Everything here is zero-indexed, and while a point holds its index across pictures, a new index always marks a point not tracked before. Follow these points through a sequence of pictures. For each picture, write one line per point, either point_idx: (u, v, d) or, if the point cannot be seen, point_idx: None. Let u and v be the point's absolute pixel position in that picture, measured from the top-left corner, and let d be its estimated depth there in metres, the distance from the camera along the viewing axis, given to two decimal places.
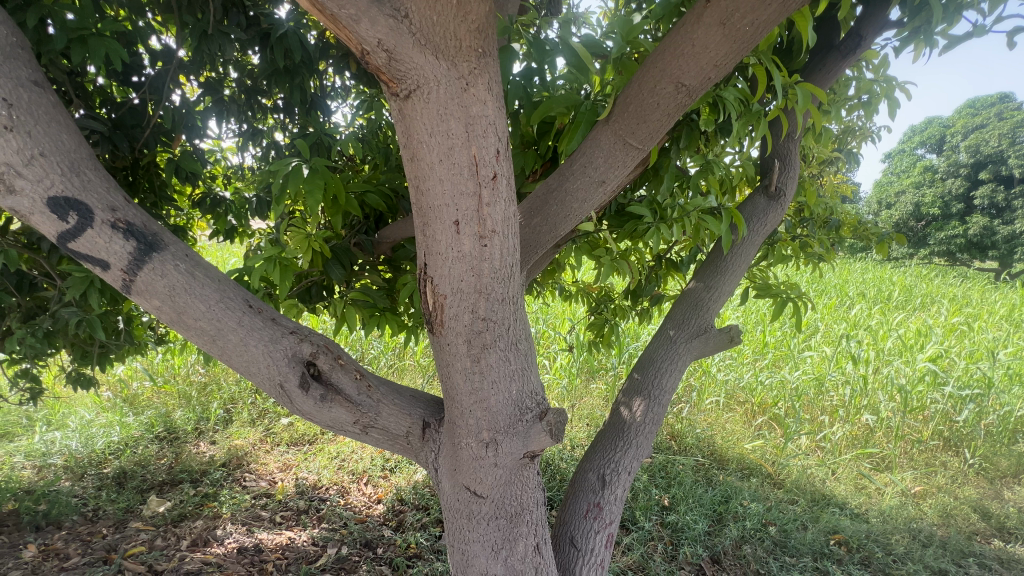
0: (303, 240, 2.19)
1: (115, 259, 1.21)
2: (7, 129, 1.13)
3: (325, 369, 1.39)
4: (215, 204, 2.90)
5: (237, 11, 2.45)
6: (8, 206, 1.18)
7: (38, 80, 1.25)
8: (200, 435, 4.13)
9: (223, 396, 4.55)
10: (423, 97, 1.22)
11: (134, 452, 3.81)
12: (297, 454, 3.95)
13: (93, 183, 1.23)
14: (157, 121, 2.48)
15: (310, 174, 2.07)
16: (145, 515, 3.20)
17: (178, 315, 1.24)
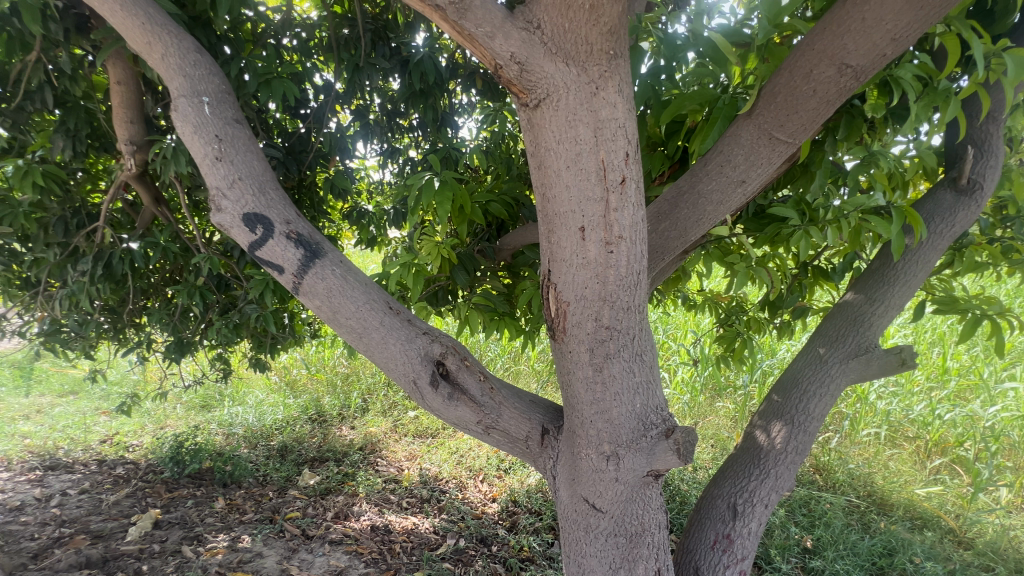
0: (433, 247, 2.37)
1: (288, 265, 1.39)
2: (219, 159, 1.40)
3: (452, 369, 1.46)
4: (360, 216, 3.28)
5: (383, 44, 2.76)
6: (215, 222, 1.43)
7: (240, 118, 1.53)
8: (343, 420, 4.70)
9: (362, 387, 5.13)
10: (552, 105, 1.23)
11: (293, 429, 4.45)
12: (421, 445, 4.29)
13: (274, 201, 1.44)
14: (318, 146, 2.89)
15: (441, 186, 2.23)
16: (300, 485, 3.69)
17: (333, 314, 1.40)
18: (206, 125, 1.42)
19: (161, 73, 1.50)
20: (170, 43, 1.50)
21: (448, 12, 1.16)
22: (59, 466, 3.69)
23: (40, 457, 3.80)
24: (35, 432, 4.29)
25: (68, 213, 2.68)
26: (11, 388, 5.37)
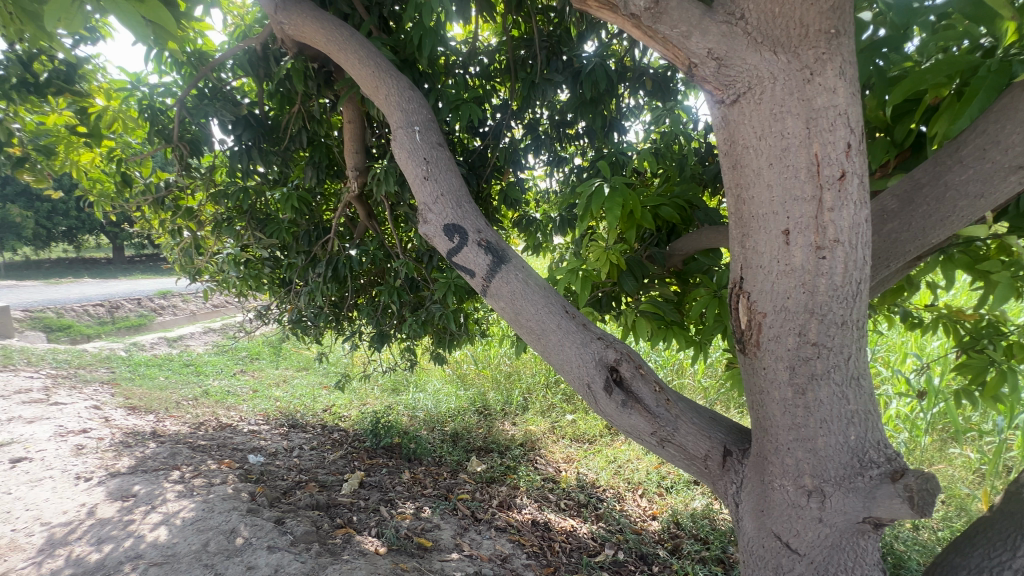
0: (601, 253, 2.38)
1: (478, 270, 1.55)
2: (427, 179, 1.64)
3: (627, 376, 1.44)
4: (528, 224, 3.48)
5: (557, 58, 2.89)
6: (421, 232, 1.66)
7: (442, 142, 1.75)
8: (505, 415, 5.04)
9: (523, 385, 5.45)
10: (755, 99, 1.13)
11: (463, 419, 4.90)
12: (578, 450, 4.37)
13: (468, 212, 1.62)
14: (494, 161, 3.15)
15: (611, 192, 2.23)
16: (469, 470, 4.01)
17: (515, 315, 1.51)
18: (418, 150, 1.67)
19: (384, 110, 1.82)
20: (391, 85, 1.81)
21: (643, 18, 1.17)
22: (297, 425, 4.70)
23: (286, 416, 4.90)
24: (282, 396, 5.56)
25: (311, 227, 3.41)
26: (269, 362, 7.08)
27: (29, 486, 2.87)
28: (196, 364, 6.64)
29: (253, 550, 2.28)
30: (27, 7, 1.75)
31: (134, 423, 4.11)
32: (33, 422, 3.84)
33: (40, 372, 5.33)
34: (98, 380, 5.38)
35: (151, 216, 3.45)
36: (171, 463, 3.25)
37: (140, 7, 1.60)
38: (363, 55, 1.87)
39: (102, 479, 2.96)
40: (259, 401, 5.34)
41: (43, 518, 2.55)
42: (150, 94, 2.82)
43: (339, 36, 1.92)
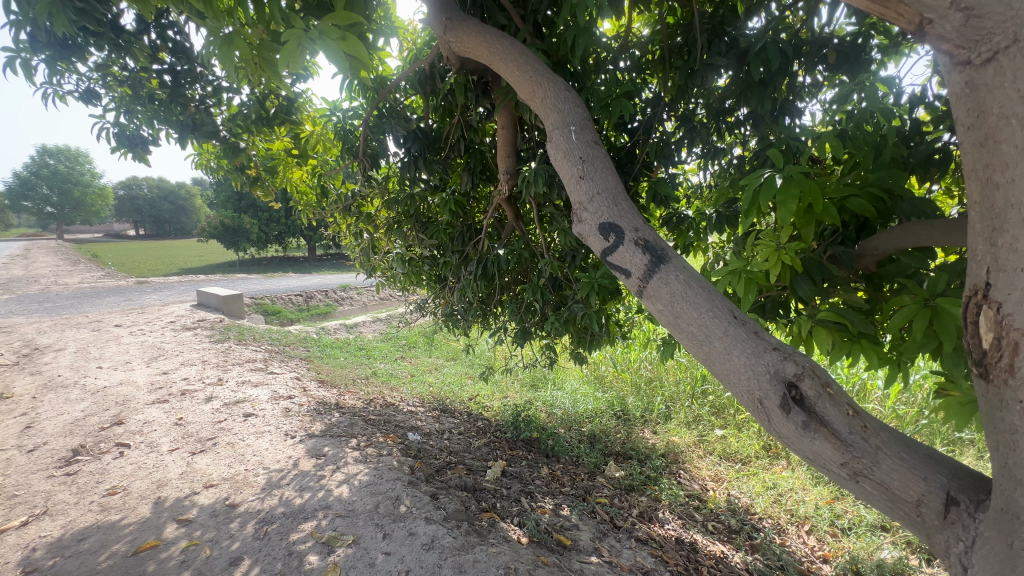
0: (771, 253, 2.11)
1: (635, 269, 1.49)
2: (583, 178, 1.63)
3: (809, 395, 1.25)
4: (679, 222, 3.19)
5: (720, 40, 2.64)
6: (576, 231, 1.66)
7: (599, 140, 1.74)
8: (645, 422, 4.84)
9: (665, 393, 5.20)
10: (1021, 53, 0.97)
11: (601, 421, 4.82)
12: (729, 469, 4.02)
13: (625, 210, 1.57)
14: (644, 157, 3.01)
15: (785, 184, 1.96)
16: (607, 475, 3.91)
17: (675, 318, 1.42)
18: (574, 150, 1.67)
19: (540, 112, 1.86)
20: (548, 88, 1.84)
21: None
22: (447, 410, 5.14)
23: (438, 401, 5.40)
24: (435, 382, 6.14)
25: (465, 228, 3.68)
26: (423, 350, 7.89)
27: (255, 436, 3.63)
28: (367, 348, 7.72)
29: (414, 518, 2.55)
30: (268, 56, 2.20)
31: (323, 395, 4.93)
32: (257, 386, 4.85)
33: (261, 347, 6.72)
34: (298, 356, 6.57)
35: (340, 221, 4.08)
36: (350, 432, 3.81)
37: (342, 44, 1.90)
38: (522, 61, 1.94)
39: (302, 438, 3.60)
40: (416, 385, 5.97)
41: (265, 463, 3.20)
42: (343, 118, 3.34)
43: (500, 46, 2.02)
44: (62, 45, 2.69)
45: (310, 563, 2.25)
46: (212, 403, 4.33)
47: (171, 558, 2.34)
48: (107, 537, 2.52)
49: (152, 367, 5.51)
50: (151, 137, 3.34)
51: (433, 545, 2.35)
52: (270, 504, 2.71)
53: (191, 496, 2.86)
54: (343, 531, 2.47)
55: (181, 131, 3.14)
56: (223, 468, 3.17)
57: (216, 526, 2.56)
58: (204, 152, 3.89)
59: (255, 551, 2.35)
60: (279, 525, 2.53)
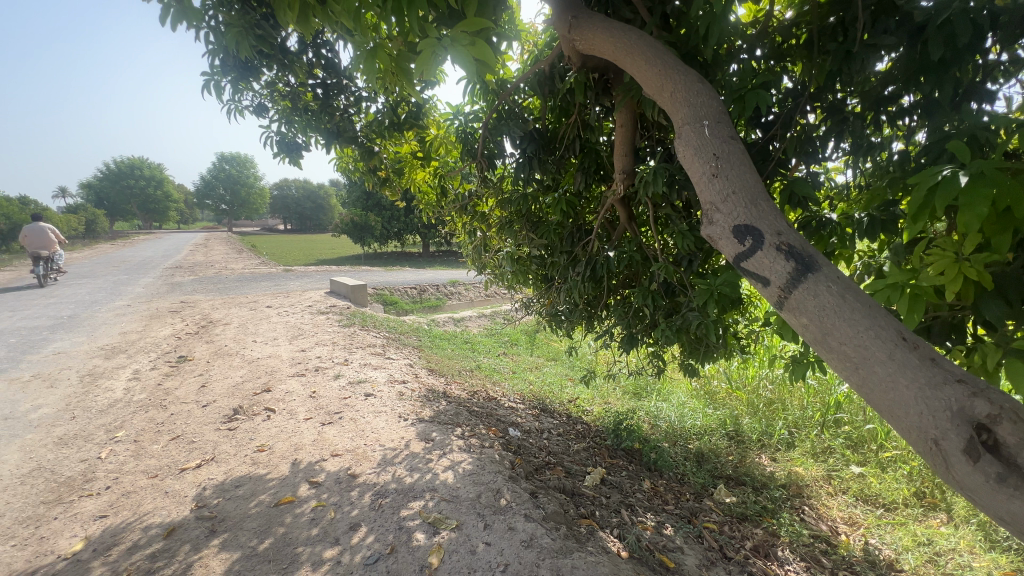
0: (948, 265, 1.75)
1: (775, 278, 1.34)
2: (717, 176, 1.50)
3: (1007, 442, 1.05)
4: (820, 226, 2.61)
5: (887, 17, 2.27)
6: (706, 233, 1.54)
7: (736, 135, 1.59)
8: (762, 447, 4.39)
9: (788, 418, 4.67)
10: None
11: (710, 440, 4.46)
12: (868, 515, 3.46)
13: (766, 212, 1.42)
14: (780, 154, 2.70)
15: (975, 182, 1.61)
16: (716, 498, 3.60)
17: (823, 335, 1.24)
18: (707, 145, 1.54)
19: (670, 108, 1.75)
20: (679, 80, 1.72)
21: None
22: (546, 409, 5.16)
23: (538, 400, 5.44)
24: (535, 381, 6.21)
25: (575, 229, 3.62)
26: (525, 348, 8.03)
27: (374, 415, 3.98)
28: (472, 342, 8.06)
29: (513, 513, 2.59)
30: (405, 66, 2.36)
31: (432, 382, 5.25)
32: (376, 369, 5.31)
33: (381, 333, 7.36)
34: (411, 344, 7.08)
35: (456, 220, 4.28)
36: (456, 421, 4.00)
37: (472, 49, 1.98)
38: (651, 54, 1.84)
39: (414, 421, 3.86)
40: (517, 382, 6.09)
41: (381, 441, 3.48)
42: (464, 122, 3.49)
43: (626, 40, 1.93)
44: (244, 67, 3.18)
45: (417, 541, 2.40)
46: (339, 380, 4.84)
47: (304, 514, 2.65)
48: (256, 487, 2.94)
49: (294, 344, 6.32)
50: (305, 143, 3.81)
51: (532, 543, 2.36)
52: (385, 479, 2.94)
53: (320, 462, 3.21)
54: (448, 514, 2.58)
55: (328, 137, 3.54)
56: (346, 440, 3.52)
57: (340, 492, 2.84)
58: (344, 157, 4.35)
59: (371, 520, 2.57)
60: (392, 500, 2.73)
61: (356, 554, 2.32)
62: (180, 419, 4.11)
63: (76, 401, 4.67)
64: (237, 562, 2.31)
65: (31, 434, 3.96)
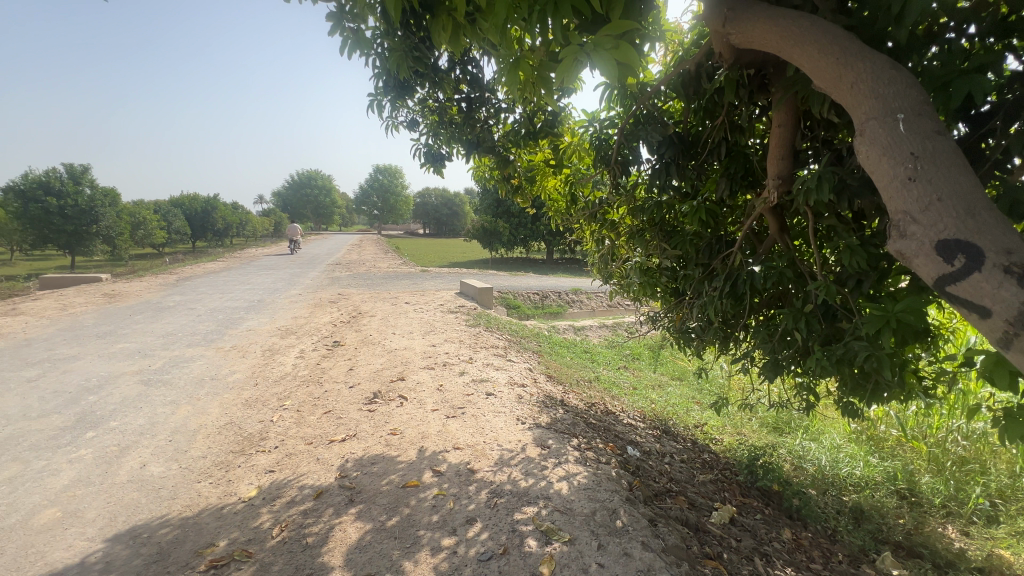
0: None
1: (1000, 308, 1.12)
2: (913, 180, 1.24)
3: None
4: None
5: None
6: (895, 249, 1.31)
7: (943, 130, 1.29)
8: (949, 516, 3.54)
9: (990, 485, 3.70)
10: None
11: (874, 495, 3.73)
12: None
13: (987, 225, 1.15)
14: (999, 155, 2.13)
15: None
16: (879, 568, 2.98)
17: None
18: (901, 144, 1.28)
19: (849, 103, 1.49)
20: (865, 69, 1.45)
21: None
22: (669, 432, 4.82)
23: (659, 420, 5.12)
24: (658, 400, 5.86)
25: (714, 240, 3.30)
26: (647, 364, 7.64)
27: (493, 414, 4.11)
28: (592, 353, 7.92)
29: (629, 538, 2.45)
30: (545, 75, 2.42)
31: (550, 389, 5.27)
32: (498, 370, 5.50)
33: (503, 336, 7.63)
34: (532, 349, 7.20)
35: (584, 227, 4.22)
36: (573, 431, 3.94)
37: (615, 53, 1.93)
38: (826, 41, 1.57)
39: (531, 426, 3.90)
40: (638, 398, 5.80)
41: (499, 440, 3.58)
42: (600, 128, 3.43)
43: (795, 28, 1.67)
44: (402, 86, 3.54)
45: (529, 547, 2.39)
46: (464, 377, 5.12)
47: (426, 500, 2.82)
48: (388, 467, 3.23)
49: (426, 339, 6.86)
50: (448, 154, 4.11)
51: None
52: (501, 479, 3.01)
53: (443, 452, 3.41)
54: (561, 526, 2.54)
55: (469, 148, 3.77)
56: (467, 435, 3.68)
57: (459, 484, 2.98)
58: (481, 166, 4.59)
59: (486, 517, 2.64)
60: (507, 501, 2.77)
61: (471, 548, 2.40)
62: (331, 396, 4.71)
63: (259, 371, 5.65)
64: (369, 533, 2.54)
65: (228, 394, 4.88)
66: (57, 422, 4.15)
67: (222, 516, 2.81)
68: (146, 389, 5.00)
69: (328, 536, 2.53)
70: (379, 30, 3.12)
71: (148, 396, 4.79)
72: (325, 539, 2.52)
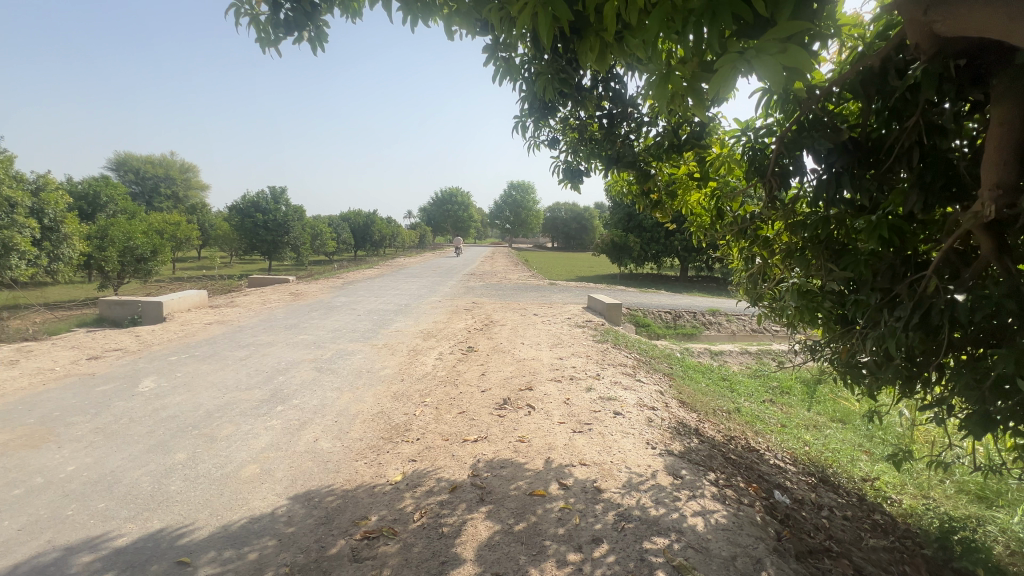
0: None
1: None
2: None
3: None
4: None
5: None
6: None
7: None
8: None
9: None
10: None
11: None
12: None
13: None
14: None
15: None
16: None
17: None
18: None
19: None
20: None
21: None
22: (827, 482, 4.16)
23: (815, 466, 4.46)
24: (813, 443, 5.10)
25: (898, 261, 2.79)
26: (800, 401, 6.71)
27: (621, 435, 4.00)
28: (731, 381, 7.24)
29: None
30: (697, 86, 2.30)
31: (683, 415, 4.94)
32: (626, 390, 5.34)
33: (632, 354, 7.38)
34: (662, 370, 6.84)
35: (731, 244, 3.88)
36: (709, 464, 3.65)
37: (781, 57, 1.78)
38: None
39: (662, 452, 3.71)
40: (787, 438, 5.12)
41: (628, 463, 3.46)
42: (754, 138, 3.14)
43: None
44: (545, 107, 3.70)
45: None
46: (591, 393, 5.07)
47: (552, 511, 2.85)
48: (516, 473, 3.34)
49: (553, 351, 6.96)
50: (587, 169, 4.15)
51: None
52: (629, 503, 2.91)
53: (570, 467, 3.41)
54: (696, 565, 2.36)
55: (608, 163, 3.76)
56: (594, 452, 3.63)
57: (586, 501, 2.95)
58: (620, 181, 4.55)
59: (613, 540, 2.57)
60: (635, 527, 2.66)
61: (597, 569, 2.36)
62: (465, 398, 5.04)
63: (405, 368, 6.30)
64: (498, 534, 2.65)
65: (380, 386, 5.53)
66: (258, 395, 5.12)
67: (373, 494, 3.18)
68: (319, 375, 5.92)
69: (461, 530, 2.70)
70: (528, 56, 3.32)
71: (321, 382, 5.65)
72: (458, 531, 2.69)
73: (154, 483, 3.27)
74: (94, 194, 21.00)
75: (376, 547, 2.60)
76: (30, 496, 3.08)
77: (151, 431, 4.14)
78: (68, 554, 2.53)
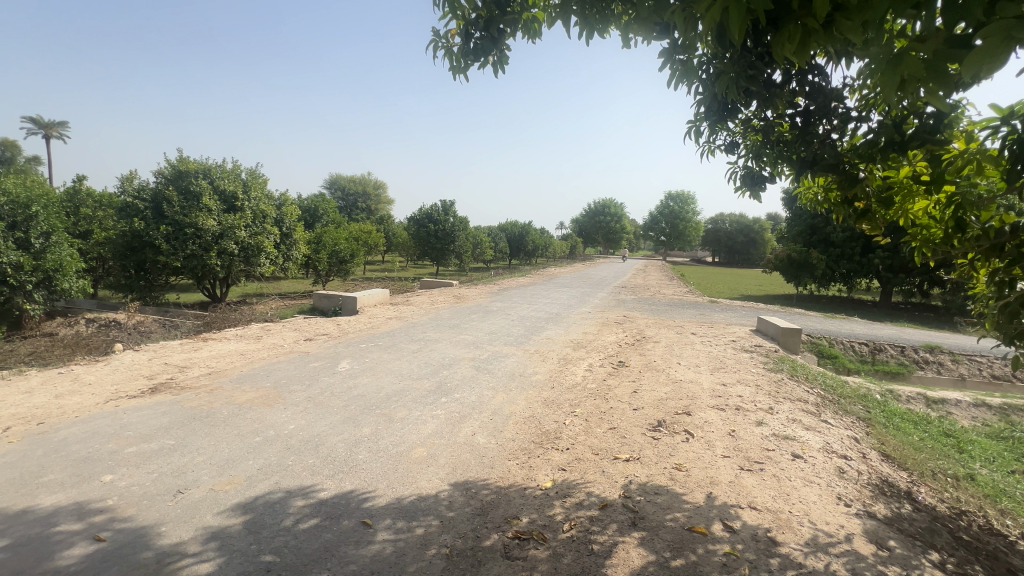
0: None
1: None
2: None
3: None
4: None
5: None
6: None
7: None
8: None
9: None
10: None
11: None
12: None
13: None
14: None
15: None
16: None
17: None
18: None
19: None
20: None
21: None
22: None
23: None
24: None
25: None
26: None
27: (803, 482, 3.42)
28: (959, 438, 5.69)
29: None
30: (942, 68, 1.75)
31: (887, 472, 4.02)
32: (808, 430, 4.57)
33: (814, 389, 6.30)
34: (857, 413, 5.68)
35: (976, 263, 3.03)
36: (930, 541, 2.89)
37: None
38: None
39: (859, 512, 3.06)
40: None
41: (812, 517, 2.94)
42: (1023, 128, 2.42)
43: None
44: (725, 110, 3.40)
45: None
46: (762, 428, 4.45)
47: (715, 554, 2.56)
48: (673, 503, 3.09)
49: (714, 376, 6.34)
50: (770, 175, 3.70)
51: None
52: (815, 566, 2.46)
53: (736, 508, 3.03)
54: None
55: (800, 168, 3.19)
56: (768, 497, 3.17)
57: (757, 551, 2.58)
58: (813, 188, 3.92)
59: None
60: None
61: None
62: (616, 414, 4.88)
63: (555, 376, 6.39)
64: (652, 565, 2.48)
65: (531, 391, 5.70)
66: (426, 386, 5.72)
67: (524, 496, 3.26)
68: (477, 373, 6.36)
69: (612, 551, 2.60)
70: (708, 56, 3.09)
71: (478, 380, 6.06)
72: (609, 552, 2.59)
73: (348, 450, 3.87)
74: (315, 207, 26.09)
75: (526, 548, 2.65)
76: (266, 444, 3.90)
77: (346, 405, 4.92)
78: (288, 497, 3.12)
